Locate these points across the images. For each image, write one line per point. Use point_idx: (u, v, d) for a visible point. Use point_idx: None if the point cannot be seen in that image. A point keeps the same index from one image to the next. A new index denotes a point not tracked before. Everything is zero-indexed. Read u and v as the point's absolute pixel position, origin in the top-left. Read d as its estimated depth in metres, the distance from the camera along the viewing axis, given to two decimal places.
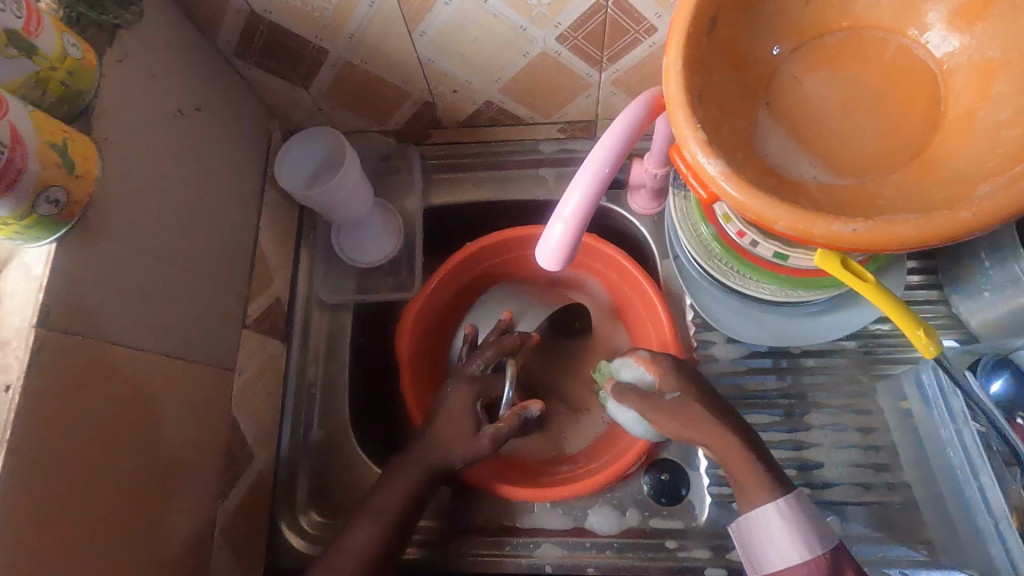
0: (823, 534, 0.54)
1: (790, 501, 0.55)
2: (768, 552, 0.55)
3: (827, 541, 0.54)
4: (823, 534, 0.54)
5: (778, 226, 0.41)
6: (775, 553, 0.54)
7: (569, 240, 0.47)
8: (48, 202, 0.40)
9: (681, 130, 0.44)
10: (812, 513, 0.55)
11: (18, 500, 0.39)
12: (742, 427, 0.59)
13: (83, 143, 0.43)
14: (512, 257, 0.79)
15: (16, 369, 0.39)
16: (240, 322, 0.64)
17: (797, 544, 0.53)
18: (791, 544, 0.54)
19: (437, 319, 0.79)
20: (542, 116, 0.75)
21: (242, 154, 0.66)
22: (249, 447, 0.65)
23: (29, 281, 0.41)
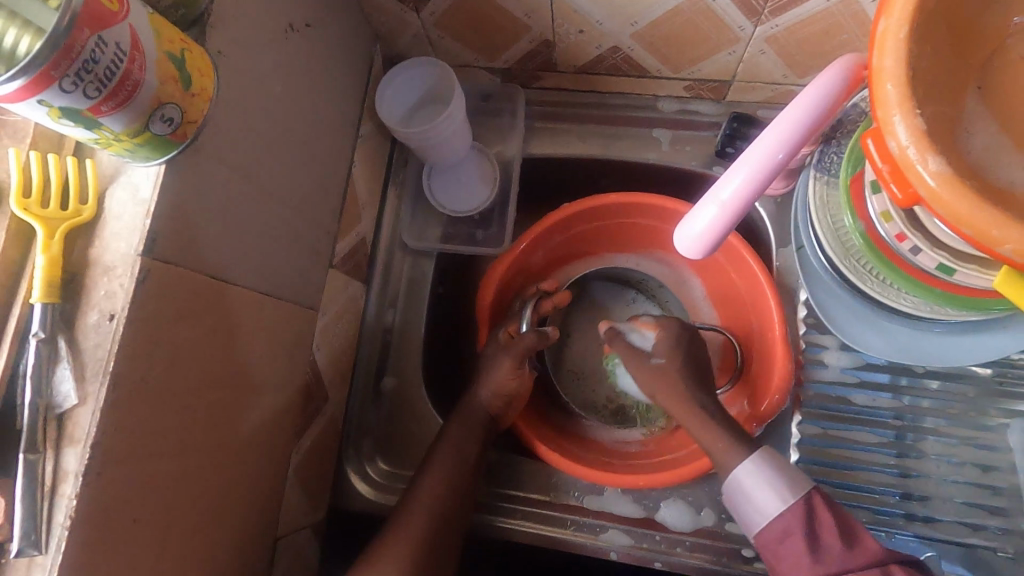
0: (794, 479, 0.52)
1: (757, 456, 0.53)
2: (755, 505, 0.52)
3: (797, 489, 0.51)
4: (794, 480, 0.52)
5: (1004, 249, 0.34)
6: (761, 506, 0.52)
7: (720, 228, 0.41)
8: (162, 120, 0.36)
9: (889, 113, 0.36)
10: (783, 463, 0.53)
11: (119, 434, 0.37)
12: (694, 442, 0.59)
13: (201, 57, 0.38)
14: (612, 223, 0.73)
15: (121, 299, 0.37)
16: (328, 261, 0.61)
17: (773, 492, 0.51)
18: (770, 497, 0.51)
19: (523, 275, 0.74)
20: (671, 70, 0.66)
21: (344, 80, 0.61)
22: (325, 388, 0.64)
23: (136, 203, 0.38)
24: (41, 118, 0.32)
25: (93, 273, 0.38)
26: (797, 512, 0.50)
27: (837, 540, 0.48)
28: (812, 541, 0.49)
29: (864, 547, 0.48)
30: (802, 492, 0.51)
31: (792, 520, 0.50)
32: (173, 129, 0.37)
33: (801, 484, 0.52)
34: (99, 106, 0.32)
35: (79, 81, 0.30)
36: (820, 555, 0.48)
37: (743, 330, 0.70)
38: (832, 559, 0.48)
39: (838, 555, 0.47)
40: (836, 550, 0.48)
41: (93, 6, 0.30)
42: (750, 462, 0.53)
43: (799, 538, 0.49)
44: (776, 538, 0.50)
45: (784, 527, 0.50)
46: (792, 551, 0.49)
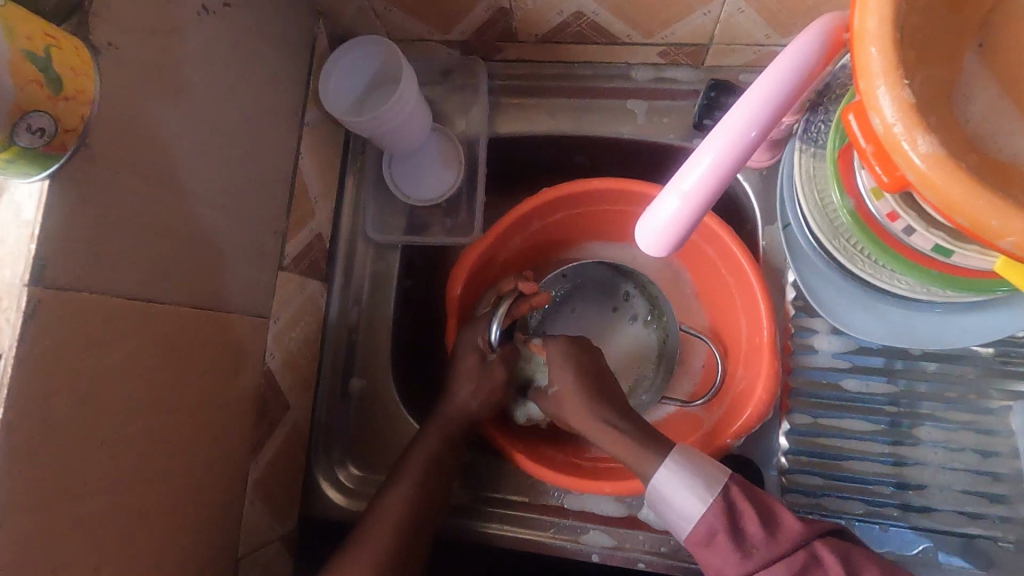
0: (709, 479, 0.51)
1: (670, 463, 0.52)
2: (676, 511, 0.51)
3: (713, 484, 0.51)
4: (711, 482, 0.51)
5: (1005, 242, 0.29)
6: (683, 513, 0.51)
7: (686, 221, 0.36)
8: (31, 131, 0.31)
9: (872, 85, 0.31)
10: (696, 459, 0.52)
11: (19, 482, 0.34)
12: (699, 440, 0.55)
13: (73, 53, 0.34)
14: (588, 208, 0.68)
15: (7, 335, 0.33)
16: (277, 264, 0.57)
17: (694, 494, 0.51)
18: (688, 501, 0.51)
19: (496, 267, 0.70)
20: (642, 35, 0.60)
21: (282, 64, 0.56)
22: (285, 397, 0.60)
23: (20, 225, 0.34)
24: None
25: None
26: (719, 510, 0.50)
27: (759, 531, 0.49)
28: (737, 535, 0.49)
29: (784, 530, 0.48)
30: (717, 492, 0.50)
31: (716, 518, 0.49)
32: (48, 140, 0.32)
33: (718, 480, 0.51)
34: None
35: None
36: (745, 547, 0.48)
37: (729, 317, 0.66)
38: (757, 551, 0.48)
39: (762, 545, 0.48)
40: (760, 538, 0.48)
41: None
42: (665, 473, 0.52)
43: (723, 536, 0.49)
44: (701, 540, 0.50)
45: (707, 527, 0.50)
46: (720, 549, 0.49)
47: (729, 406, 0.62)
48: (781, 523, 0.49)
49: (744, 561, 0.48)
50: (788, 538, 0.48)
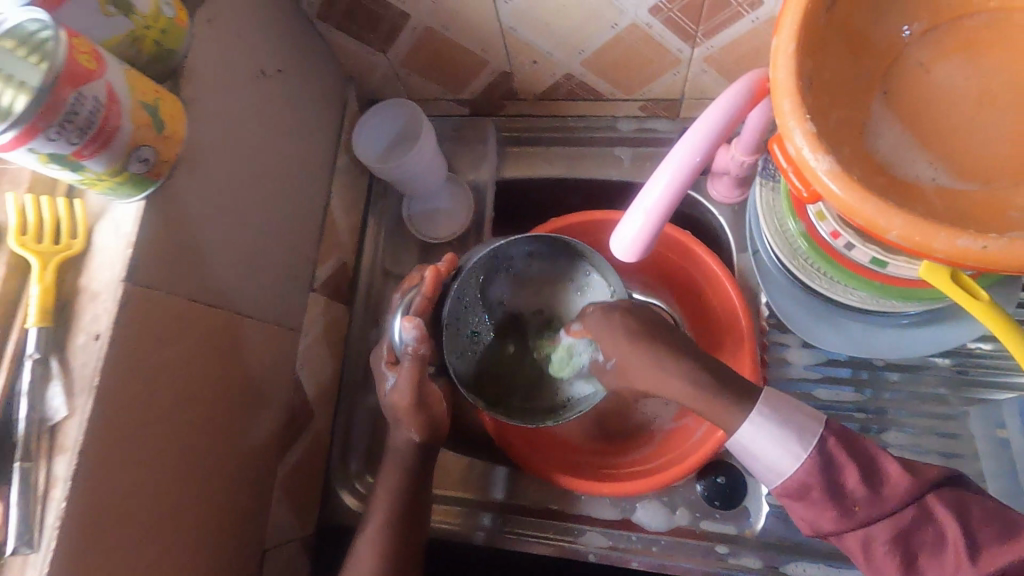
0: (801, 429, 0.50)
1: (764, 411, 0.51)
2: (765, 464, 0.51)
3: (808, 437, 0.50)
4: (806, 430, 0.50)
5: (890, 235, 0.36)
6: (772, 467, 0.50)
7: (647, 234, 0.46)
8: (139, 161, 0.41)
9: (784, 120, 0.39)
10: (790, 409, 0.51)
11: (102, 443, 0.41)
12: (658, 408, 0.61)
13: (173, 105, 0.43)
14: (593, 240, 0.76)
15: (105, 320, 0.41)
16: (307, 285, 0.66)
17: (790, 452, 0.49)
18: (782, 456, 0.50)
19: None
20: (624, 92, 0.71)
21: (317, 117, 0.67)
22: (309, 405, 0.67)
23: (119, 236, 0.43)
24: (31, 164, 0.37)
25: (81, 300, 0.42)
26: (816, 465, 0.48)
27: (862, 487, 0.48)
28: (838, 495, 0.48)
29: (892, 487, 0.48)
30: (818, 441, 0.49)
31: (808, 474, 0.48)
32: (149, 167, 0.42)
33: (811, 429, 0.50)
34: (82, 151, 0.37)
35: (63, 131, 0.36)
36: (847, 505, 0.48)
37: (714, 338, 0.72)
38: (859, 509, 0.48)
39: (866, 504, 0.48)
40: (862, 495, 0.48)
41: (71, 67, 0.35)
42: (753, 423, 0.51)
43: (818, 492, 0.48)
44: (793, 493, 0.50)
45: (800, 483, 0.49)
46: (819, 505, 0.49)
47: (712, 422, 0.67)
48: (886, 478, 0.49)
49: (844, 517, 0.48)
50: (894, 496, 0.48)
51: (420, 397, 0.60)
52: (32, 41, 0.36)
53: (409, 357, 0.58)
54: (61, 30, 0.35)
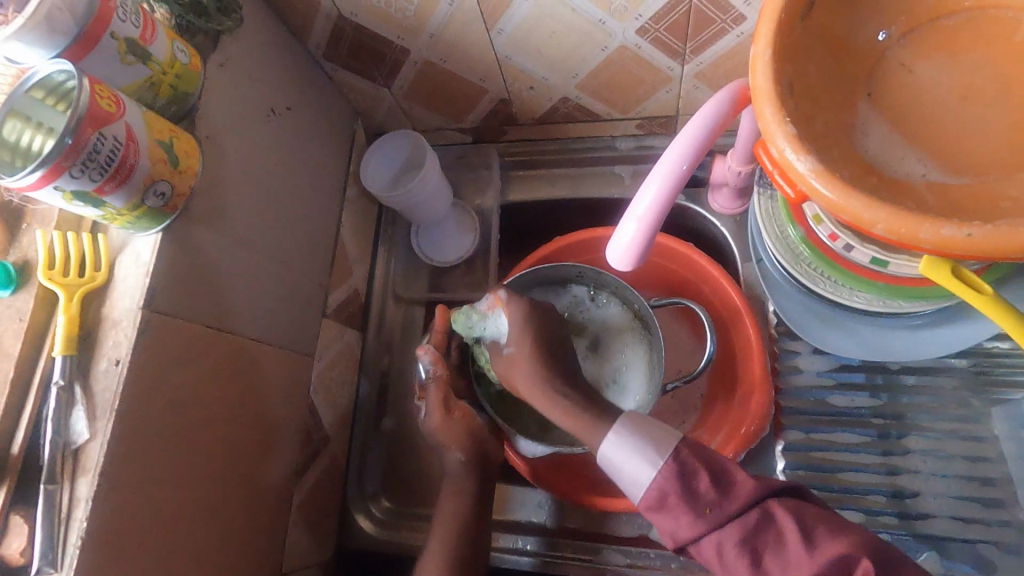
0: (656, 443, 0.52)
1: (625, 423, 0.54)
2: (630, 480, 0.52)
3: (664, 450, 0.52)
4: (659, 445, 0.52)
5: (876, 229, 0.36)
6: (636, 477, 0.52)
7: (643, 239, 0.46)
8: (155, 194, 0.44)
9: (766, 124, 0.40)
10: (643, 426, 0.54)
11: (123, 464, 0.43)
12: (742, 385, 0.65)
13: (189, 143, 0.46)
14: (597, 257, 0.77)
15: (125, 346, 0.44)
16: (320, 311, 0.68)
17: (645, 463, 0.52)
18: (643, 464, 0.52)
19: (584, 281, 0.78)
20: (620, 112, 0.73)
21: (326, 151, 0.70)
22: (325, 430, 0.69)
23: (139, 266, 0.46)
24: (57, 201, 0.40)
25: (104, 328, 0.45)
26: (668, 474, 0.50)
27: (711, 490, 0.49)
28: (689, 498, 0.49)
29: (736, 490, 0.50)
30: (669, 453, 0.51)
31: (665, 483, 0.50)
32: (166, 201, 0.45)
33: (666, 444, 0.52)
34: (103, 187, 0.40)
35: (85, 169, 0.39)
36: (697, 505, 0.49)
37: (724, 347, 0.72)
38: (709, 510, 0.49)
39: (714, 506, 0.49)
40: (709, 498, 0.49)
41: (93, 110, 0.38)
42: (613, 437, 0.53)
43: (674, 497, 0.50)
44: (652, 504, 0.51)
45: (659, 489, 0.50)
46: (674, 512, 0.50)
47: (726, 434, 0.66)
48: (734, 484, 0.50)
49: (696, 521, 0.49)
50: (739, 497, 0.49)
51: (446, 413, 0.64)
52: (60, 90, 0.41)
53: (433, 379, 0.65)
54: (85, 78, 0.38)
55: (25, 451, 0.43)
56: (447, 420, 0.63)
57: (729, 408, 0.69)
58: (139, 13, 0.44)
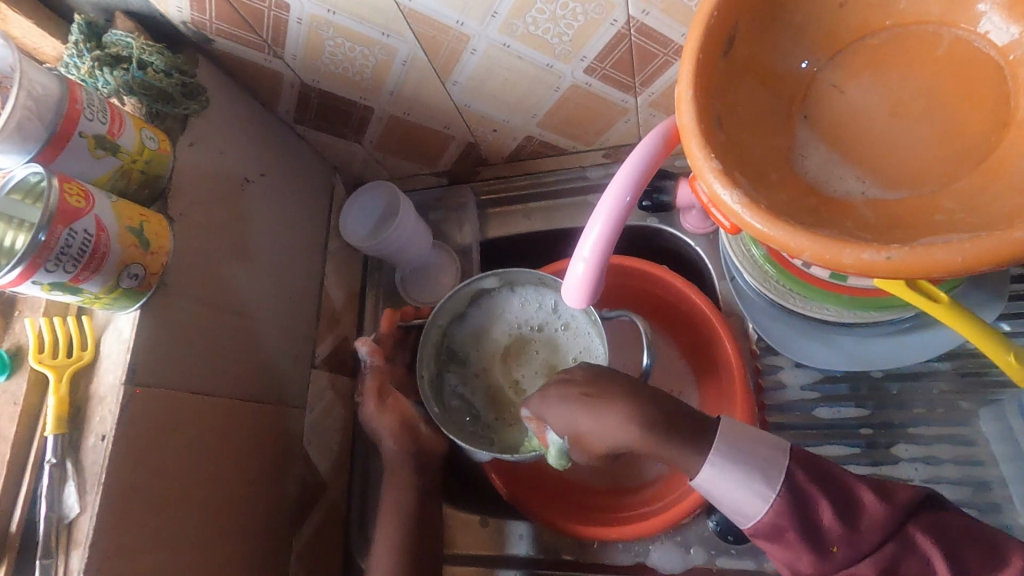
0: (764, 466, 0.48)
1: (718, 450, 0.49)
2: (728, 503, 0.49)
3: (773, 466, 0.48)
4: (767, 470, 0.48)
5: (803, 256, 0.38)
6: (740, 507, 0.48)
7: (591, 277, 0.47)
8: (129, 277, 0.47)
9: (695, 161, 0.42)
10: (752, 443, 0.49)
11: (114, 534, 0.45)
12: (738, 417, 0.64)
13: (158, 223, 0.50)
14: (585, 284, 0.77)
15: (109, 422, 0.46)
16: (309, 362, 0.71)
17: (753, 489, 0.48)
18: (751, 493, 0.48)
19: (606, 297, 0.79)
20: (585, 144, 0.75)
21: (305, 209, 0.73)
22: (321, 478, 0.71)
23: (120, 343, 0.49)
24: (37, 293, 0.43)
25: (91, 405, 0.48)
26: (784, 503, 0.47)
27: (838, 525, 0.47)
28: (809, 533, 0.47)
29: (868, 519, 0.47)
30: (783, 479, 0.48)
31: (781, 517, 0.47)
32: (139, 281, 0.48)
33: (777, 463, 0.48)
34: (78, 276, 0.43)
35: (59, 262, 0.42)
36: (823, 544, 0.47)
37: (710, 365, 0.72)
38: (837, 549, 0.47)
39: (840, 538, 0.47)
40: (838, 531, 0.47)
41: (62, 207, 0.41)
42: (711, 467, 0.49)
43: (793, 532, 0.47)
44: (767, 536, 0.48)
45: (774, 522, 0.47)
46: (795, 547, 0.47)
47: None
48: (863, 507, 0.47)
49: (817, 559, 0.46)
50: (870, 528, 0.46)
51: (382, 402, 0.67)
52: (35, 189, 0.44)
53: (370, 368, 0.69)
54: (54, 178, 0.42)
55: (23, 527, 0.45)
56: (381, 410, 0.67)
57: None
58: (106, 109, 0.47)
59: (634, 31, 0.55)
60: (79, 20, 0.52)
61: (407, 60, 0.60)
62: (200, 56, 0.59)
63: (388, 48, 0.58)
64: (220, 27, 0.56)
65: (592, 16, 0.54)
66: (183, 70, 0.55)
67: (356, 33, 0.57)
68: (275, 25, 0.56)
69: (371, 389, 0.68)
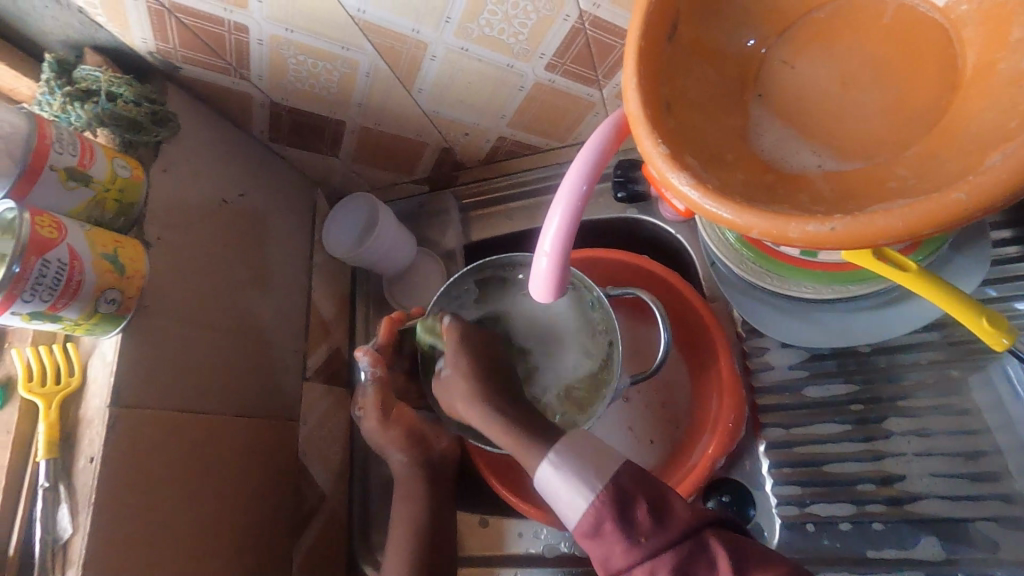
0: (598, 464, 0.48)
1: (558, 450, 0.49)
2: (563, 503, 0.48)
3: (604, 470, 0.47)
4: (600, 467, 0.48)
5: (753, 233, 0.38)
6: (567, 506, 0.47)
7: (556, 270, 0.47)
8: (107, 301, 0.48)
9: (644, 147, 0.42)
10: (582, 450, 0.49)
11: (105, 553, 0.46)
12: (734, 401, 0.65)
13: (133, 248, 0.51)
14: (583, 276, 0.76)
15: (97, 443, 0.48)
16: (300, 375, 0.72)
17: (579, 488, 0.47)
18: (574, 492, 0.47)
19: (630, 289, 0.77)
20: (558, 140, 0.75)
21: (286, 225, 0.74)
22: (319, 488, 0.72)
23: (104, 366, 0.50)
24: (19, 323, 0.45)
25: (80, 428, 0.49)
26: (607, 496, 0.46)
27: (650, 519, 0.45)
28: (625, 524, 0.45)
29: (675, 518, 0.46)
30: (608, 477, 0.47)
31: (599, 509, 0.46)
32: (118, 305, 0.49)
33: (607, 466, 0.48)
34: (56, 304, 0.45)
35: (35, 292, 0.43)
36: (635, 536, 0.45)
37: (697, 348, 0.72)
38: (646, 540, 0.45)
39: (649, 533, 0.45)
40: (648, 526, 0.45)
41: (34, 239, 0.43)
42: (551, 464, 0.49)
43: (610, 524, 0.45)
44: (588, 532, 0.46)
45: (593, 517, 0.46)
46: (609, 540, 0.45)
47: (705, 442, 0.66)
48: (672, 510, 0.46)
49: (631, 548, 0.44)
50: (678, 526, 0.45)
51: (385, 418, 0.69)
52: (9, 226, 0.44)
53: (372, 381, 0.69)
54: (25, 212, 0.43)
55: (21, 550, 0.47)
56: (385, 425, 0.69)
57: (709, 410, 0.68)
58: (76, 142, 0.49)
59: (588, 24, 0.56)
60: (49, 59, 0.54)
61: (369, 71, 0.61)
62: (170, 84, 0.61)
63: (350, 61, 0.60)
64: (186, 55, 0.58)
65: (544, 14, 0.54)
66: (152, 99, 0.57)
67: (316, 49, 0.58)
68: (237, 47, 0.57)
69: (373, 405, 0.69)
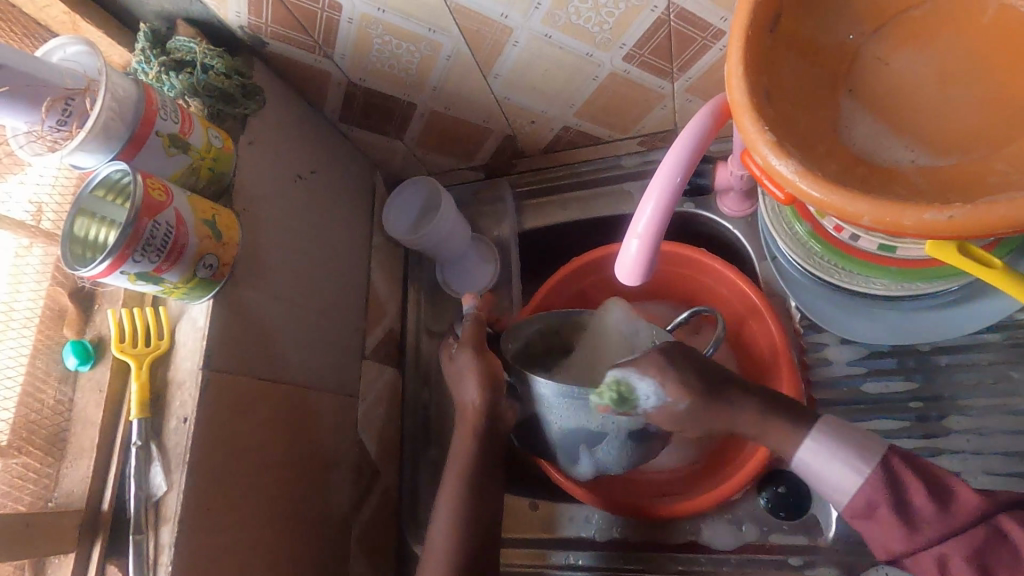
0: (862, 449, 0.47)
1: (818, 434, 0.48)
2: (829, 484, 0.48)
3: (872, 457, 0.46)
4: (864, 450, 0.47)
5: (862, 221, 0.39)
6: (837, 489, 0.47)
7: (646, 253, 0.49)
8: (205, 267, 0.49)
9: (748, 135, 0.43)
10: (846, 431, 0.48)
11: (196, 510, 0.47)
12: (796, 393, 0.65)
13: (229, 217, 0.52)
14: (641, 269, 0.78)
15: (190, 404, 0.49)
16: (359, 353, 0.73)
17: (848, 469, 0.46)
18: (843, 476, 0.47)
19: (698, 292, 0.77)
20: (620, 132, 0.76)
21: (351, 204, 0.75)
22: (375, 464, 0.73)
23: (196, 330, 0.51)
24: (124, 283, 0.46)
25: (170, 390, 0.50)
26: (879, 482, 0.45)
27: (931, 504, 0.44)
28: (901, 509, 0.44)
29: (960, 501, 0.44)
30: (877, 461, 0.46)
31: (874, 492, 0.45)
32: (213, 271, 0.50)
33: (873, 450, 0.46)
34: (161, 266, 0.46)
35: (145, 253, 0.44)
36: (916, 521, 0.44)
37: (749, 345, 0.73)
38: (927, 526, 0.44)
39: (932, 520, 0.43)
40: (929, 513, 0.44)
41: (146, 201, 0.44)
42: (814, 444, 0.48)
43: (884, 509, 0.45)
44: (859, 514, 0.46)
45: (865, 501, 0.46)
46: (883, 522, 0.45)
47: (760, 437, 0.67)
48: (956, 494, 0.44)
49: (911, 535, 0.44)
50: (964, 511, 0.43)
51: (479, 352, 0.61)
52: (118, 186, 0.47)
53: (468, 320, 0.65)
54: (138, 174, 0.44)
55: (114, 507, 0.48)
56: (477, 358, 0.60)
57: None
58: (177, 110, 0.50)
59: (673, 16, 0.56)
60: (145, 28, 0.55)
61: (451, 54, 0.62)
62: (255, 60, 0.62)
63: (434, 44, 0.61)
64: (274, 30, 0.59)
65: (633, 4, 0.55)
66: (241, 72, 0.58)
67: (404, 30, 0.59)
68: (327, 25, 0.58)
69: (471, 341, 0.62)
